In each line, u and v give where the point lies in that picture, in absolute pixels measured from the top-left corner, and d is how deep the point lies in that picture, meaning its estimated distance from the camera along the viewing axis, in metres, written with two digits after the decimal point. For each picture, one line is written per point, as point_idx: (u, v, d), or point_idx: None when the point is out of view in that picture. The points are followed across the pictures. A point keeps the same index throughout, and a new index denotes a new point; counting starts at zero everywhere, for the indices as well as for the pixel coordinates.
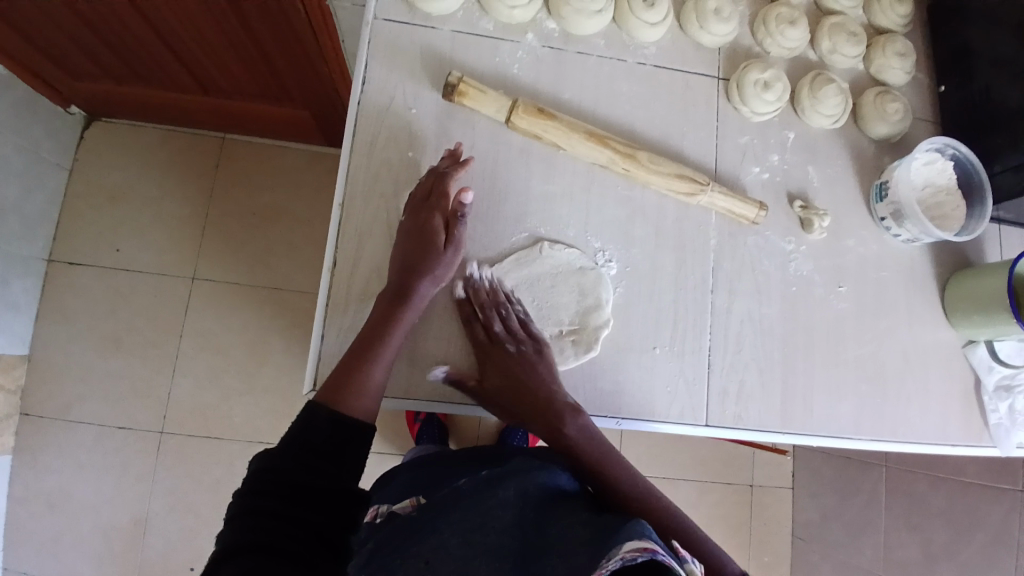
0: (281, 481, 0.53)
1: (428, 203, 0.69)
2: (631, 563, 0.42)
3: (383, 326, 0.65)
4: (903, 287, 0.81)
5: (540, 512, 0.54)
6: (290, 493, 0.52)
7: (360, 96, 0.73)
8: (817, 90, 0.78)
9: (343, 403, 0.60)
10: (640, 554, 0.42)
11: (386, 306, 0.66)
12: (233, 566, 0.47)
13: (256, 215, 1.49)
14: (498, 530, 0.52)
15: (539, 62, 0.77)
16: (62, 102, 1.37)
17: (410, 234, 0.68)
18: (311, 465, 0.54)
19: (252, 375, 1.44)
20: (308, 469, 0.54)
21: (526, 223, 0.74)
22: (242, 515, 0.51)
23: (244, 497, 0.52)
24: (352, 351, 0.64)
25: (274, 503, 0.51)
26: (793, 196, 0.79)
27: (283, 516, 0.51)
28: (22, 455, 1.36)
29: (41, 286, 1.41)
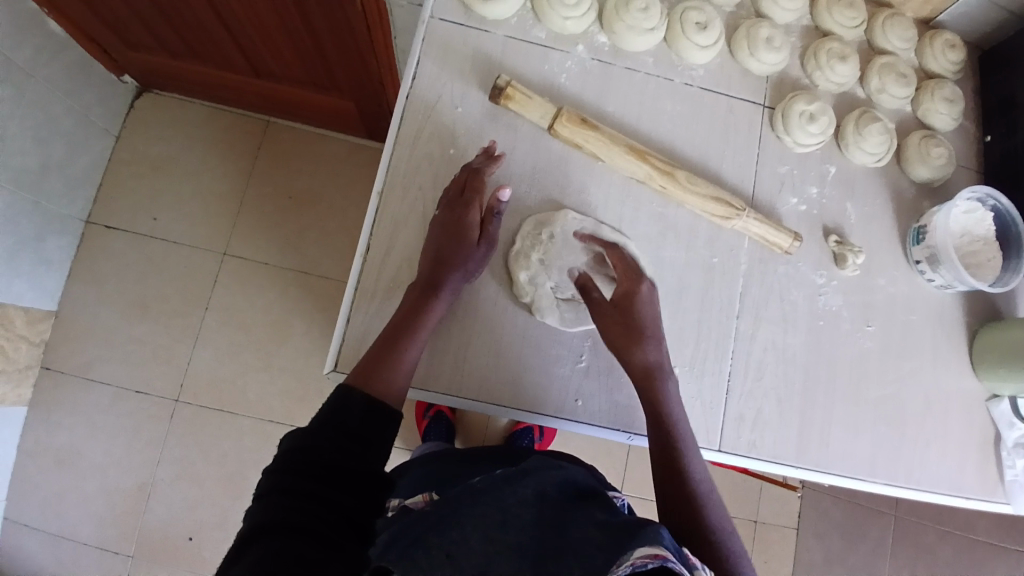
0: (312, 460, 0.54)
1: (461, 197, 0.70)
2: (640, 569, 0.43)
3: (414, 315, 0.66)
4: (931, 332, 0.80)
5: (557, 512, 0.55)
6: (323, 473, 0.53)
7: (409, 89, 0.75)
8: (862, 127, 0.78)
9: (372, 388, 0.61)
10: (651, 560, 0.43)
11: (418, 296, 0.67)
12: (265, 543, 0.47)
13: (290, 198, 1.51)
14: (519, 528, 0.53)
15: (587, 74, 0.78)
16: (116, 70, 1.42)
17: (444, 227, 0.69)
18: (344, 447, 0.55)
19: (269, 354, 1.46)
20: (341, 450, 0.55)
21: None
22: (275, 492, 0.51)
23: (277, 475, 0.53)
24: (382, 338, 0.65)
25: (307, 482, 0.52)
26: (828, 230, 0.79)
27: (315, 493, 0.52)
28: (39, 407, 1.40)
29: (76, 246, 1.45)
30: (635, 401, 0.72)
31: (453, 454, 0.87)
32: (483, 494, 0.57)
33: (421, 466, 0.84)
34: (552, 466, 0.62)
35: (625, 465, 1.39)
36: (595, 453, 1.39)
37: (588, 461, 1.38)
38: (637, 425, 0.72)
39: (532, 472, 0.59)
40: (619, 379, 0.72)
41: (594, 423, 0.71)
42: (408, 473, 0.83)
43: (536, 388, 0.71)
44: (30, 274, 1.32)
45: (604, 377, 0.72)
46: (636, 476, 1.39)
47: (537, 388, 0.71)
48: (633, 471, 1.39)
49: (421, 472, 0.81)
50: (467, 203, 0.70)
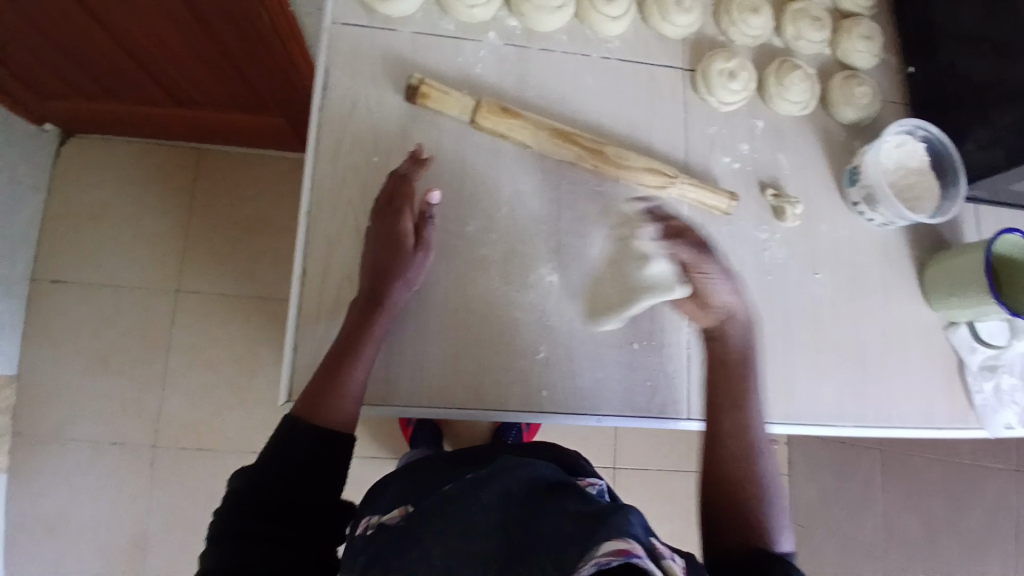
0: (262, 497, 0.55)
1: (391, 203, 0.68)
2: (604, 566, 0.45)
3: (356, 335, 0.64)
4: (880, 270, 0.81)
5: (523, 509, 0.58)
6: (275, 510, 0.55)
7: (322, 101, 0.72)
8: (784, 77, 0.78)
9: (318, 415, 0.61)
10: (614, 558, 0.45)
11: (359, 314, 0.65)
12: None
13: (239, 225, 1.48)
14: (484, 534, 0.54)
15: (503, 61, 0.76)
16: (35, 121, 1.36)
17: (378, 239, 0.67)
18: (293, 481, 0.57)
19: (243, 387, 1.43)
20: (290, 485, 0.57)
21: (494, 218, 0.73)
22: (227, 536, 0.53)
23: (228, 515, 0.55)
24: (326, 363, 0.64)
25: (259, 523, 0.54)
26: (764, 185, 0.79)
27: (268, 530, 0.54)
28: (11, 479, 1.35)
29: (24, 308, 1.40)
30: (599, 383, 0.72)
31: (430, 461, 0.87)
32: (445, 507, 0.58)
33: (403, 477, 0.83)
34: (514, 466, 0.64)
35: (614, 442, 1.40)
36: (583, 435, 1.40)
37: (576, 443, 1.39)
38: (604, 407, 0.71)
39: (497, 477, 0.61)
40: (579, 364, 0.72)
41: (561, 412, 0.71)
42: (385, 489, 0.82)
43: (496, 387, 0.70)
44: None
45: (565, 365, 0.72)
46: (626, 450, 1.40)
47: (497, 387, 0.70)
48: (622, 446, 1.40)
49: (397, 486, 0.80)
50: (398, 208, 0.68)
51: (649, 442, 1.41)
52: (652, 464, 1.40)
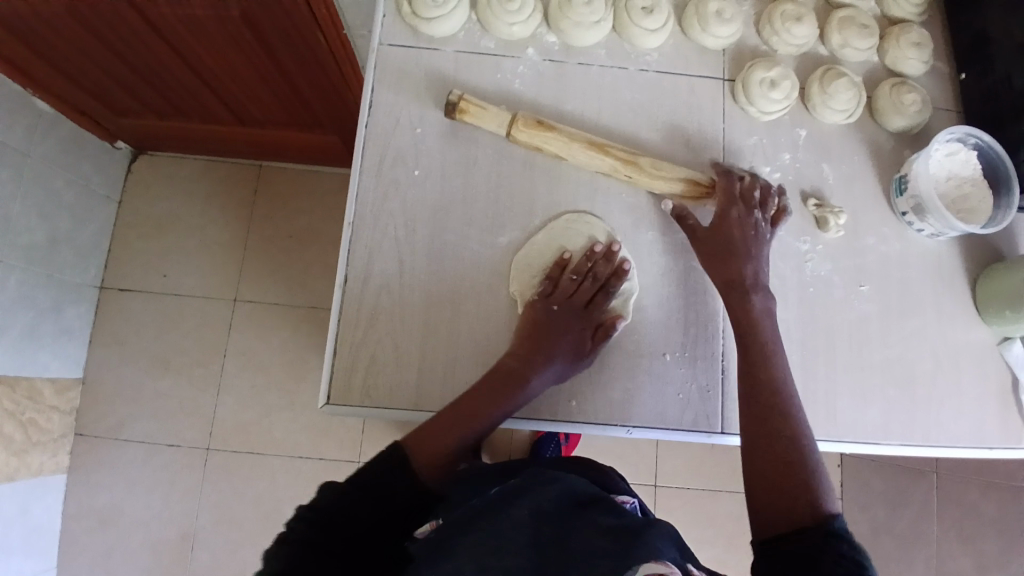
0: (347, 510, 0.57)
1: (590, 310, 0.72)
2: None
3: (491, 393, 0.67)
4: (930, 284, 0.77)
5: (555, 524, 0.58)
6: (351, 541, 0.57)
7: (369, 117, 0.76)
8: (827, 85, 0.77)
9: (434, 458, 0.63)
10: None
11: (500, 377, 0.68)
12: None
13: (292, 238, 1.55)
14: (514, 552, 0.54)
15: (541, 77, 0.78)
16: (109, 138, 1.47)
17: (541, 322, 0.70)
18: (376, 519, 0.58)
19: (292, 392, 1.49)
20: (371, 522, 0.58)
21: (528, 228, 0.75)
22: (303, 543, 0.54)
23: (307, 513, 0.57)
24: (456, 406, 0.67)
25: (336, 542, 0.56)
26: (807, 195, 0.77)
27: (340, 553, 0.55)
28: (77, 472, 1.44)
29: (95, 311, 1.51)
30: (630, 394, 0.71)
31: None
32: (474, 521, 0.58)
33: None
34: (546, 479, 0.63)
35: (655, 457, 1.38)
36: (623, 450, 1.38)
37: (617, 459, 1.37)
38: (635, 418, 0.71)
39: (532, 488, 0.62)
40: (610, 374, 0.72)
41: (591, 421, 0.70)
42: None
43: None
44: (52, 345, 1.37)
45: (597, 374, 0.72)
46: (668, 467, 1.38)
47: None
48: (662, 463, 1.38)
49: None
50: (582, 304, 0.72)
51: (691, 459, 1.38)
52: (694, 482, 1.37)
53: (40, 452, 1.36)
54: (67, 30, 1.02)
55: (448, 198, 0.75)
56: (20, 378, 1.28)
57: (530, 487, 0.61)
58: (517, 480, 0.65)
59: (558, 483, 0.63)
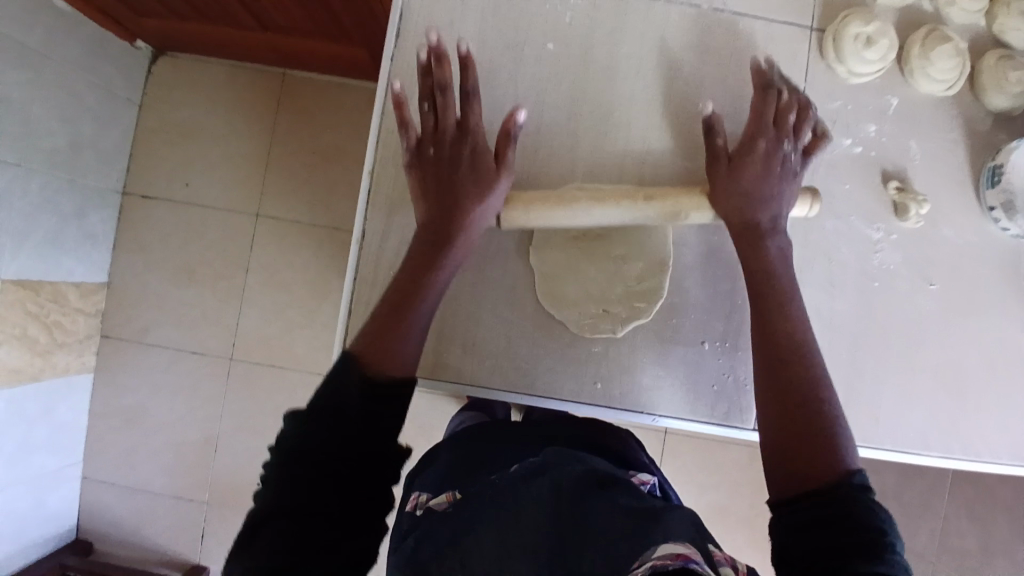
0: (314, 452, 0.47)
1: (450, 130, 0.59)
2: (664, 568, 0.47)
3: (420, 272, 0.58)
4: (1006, 284, 0.69)
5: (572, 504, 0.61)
6: (326, 460, 0.47)
7: (395, 49, 0.67)
8: (930, 49, 0.65)
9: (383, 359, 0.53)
10: (672, 560, 0.47)
11: (416, 263, 0.59)
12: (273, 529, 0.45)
13: (315, 154, 1.48)
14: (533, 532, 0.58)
15: (595, 11, 0.67)
16: (128, 38, 1.38)
17: (421, 179, 0.60)
18: (340, 433, 0.48)
19: (312, 312, 1.49)
20: (341, 441, 0.48)
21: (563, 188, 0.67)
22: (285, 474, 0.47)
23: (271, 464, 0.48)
24: (384, 301, 0.57)
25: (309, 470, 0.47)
26: (888, 175, 0.68)
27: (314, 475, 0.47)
28: (104, 372, 1.49)
29: (118, 217, 1.49)
30: (659, 381, 0.66)
31: (481, 430, 0.86)
32: (498, 495, 0.63)
33: (449, 447, 0.84)
34: (570, 460, 0.69)
35: None
36: None
37: None
38: (662, 407, 0.66)
39: (549, 468, 0.66)
40: (641, 359, 0.66)
41: (616, 407, 0.66)
42: (434, 461, 0.82)
43: (550, 374, 0.66)
44: (76, 249, 1.37)
45: (627, 357, 0.66)
46: None
47: (551, 374, 0.66)
48: None
49: (448, 456, 0.81)
50: (458, 127, 0.60)
51: None
52: None
53: (65, 353, 1.39)
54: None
55: None
56: (44, 282, 1.29)
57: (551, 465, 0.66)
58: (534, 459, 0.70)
59: (579, 464, 0.69)
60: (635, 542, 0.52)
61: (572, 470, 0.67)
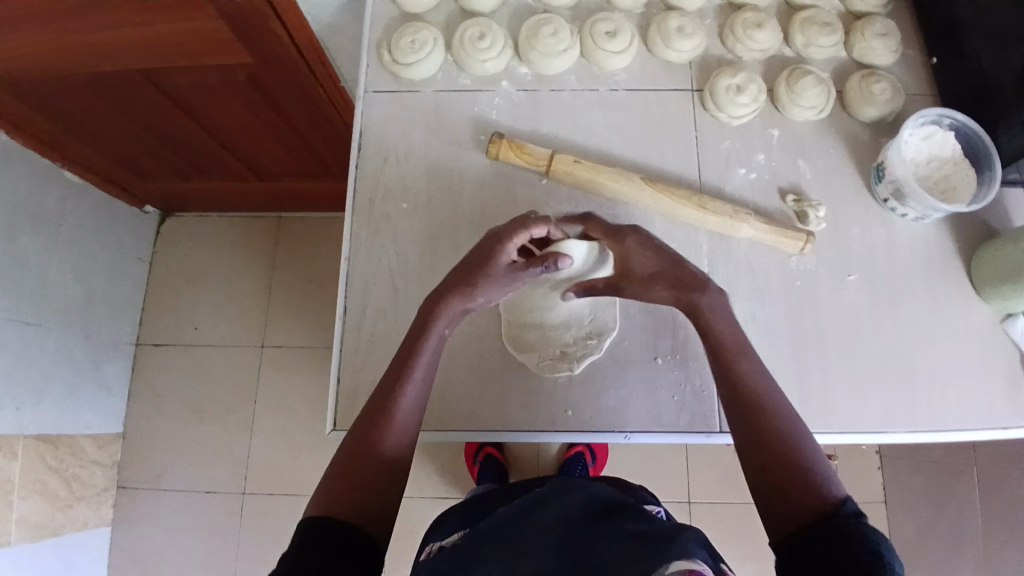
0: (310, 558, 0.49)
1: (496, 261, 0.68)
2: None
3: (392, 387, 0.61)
4: (921, 267, 0.78)
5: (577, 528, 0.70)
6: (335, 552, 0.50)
7: (358, 159, 0.81)
8: (794, 84, 0.79)
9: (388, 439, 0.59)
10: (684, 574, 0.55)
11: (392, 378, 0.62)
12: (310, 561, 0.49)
13: (313, 281, 1.61)
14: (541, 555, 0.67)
15: (517, 105, 0.82)
16: (137, 203, 1.56)
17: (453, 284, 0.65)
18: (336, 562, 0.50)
19: (320, 431, 1.52)
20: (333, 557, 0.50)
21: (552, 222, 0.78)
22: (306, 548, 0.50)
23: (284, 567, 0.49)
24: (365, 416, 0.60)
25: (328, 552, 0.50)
26: (785, 192, 0.79)
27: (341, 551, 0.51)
28: (120, 524, 1.48)
29: (132, 367, 1.58)
30: (624, 400, 0.73)
31: (492, 497, 0.94)
32: (510, 530, 0.71)
33: (460, 514, 0.91)
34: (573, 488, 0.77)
35: (685, 473, 1.40)
36: (651, 467, 1.40)
37: (643, 478, 1.40)
38: (632, 424, 0.72)
39: (552, 501, 0.74)
40: (604, 380, 0.73)
41: (588, 430, 0.72)
42: (447, 523, 0.90)
43: (522, 409, 0.73)
44: (92, 401, 1.44)
45: (590, 384, 0.73)
46: (699, 483, 1.39)
47: (524, 409, 0.73)
48: (694, 478, 1.40)
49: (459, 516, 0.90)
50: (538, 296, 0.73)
51: (723, 473, 1.39)
52: (727, 495, 1.38)
53: (84, 507, 1.41)
54: (86, 100, 1.10)
55: (436, 226, 0.79)
56: (62, 436, 1.35)
57: (554, 499, 0.75)
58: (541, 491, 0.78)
59: (582, 491, 0.76)
60: (646, 566, 0.59)
61: (575, 500, 0.74)
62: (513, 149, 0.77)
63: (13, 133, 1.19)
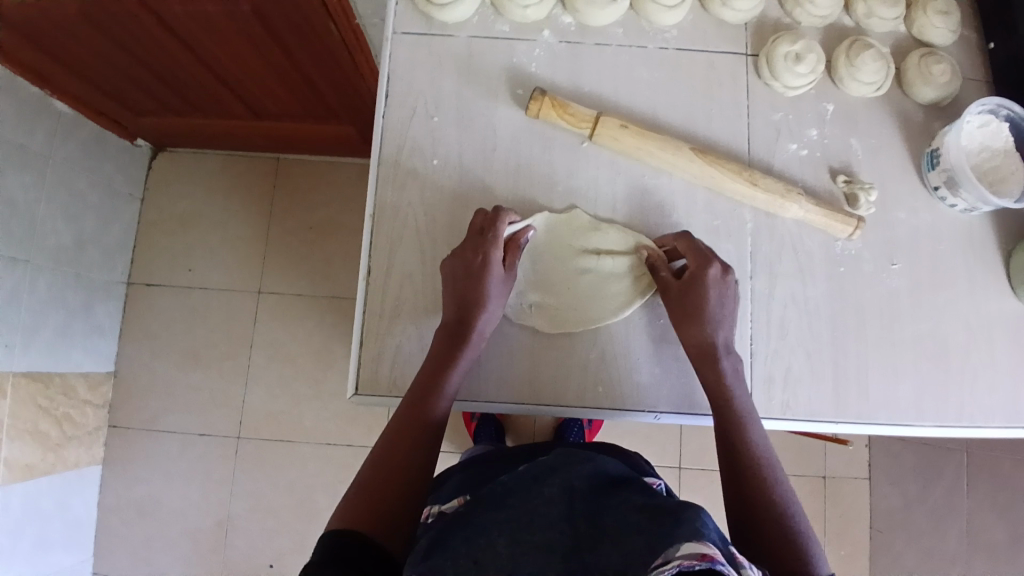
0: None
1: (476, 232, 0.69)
2: (687, 569, 0.45)
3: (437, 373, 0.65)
4: (964, 258, 0.75)
5: (586, 502, 0.61)
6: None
7: (384, 108, 0.75)
8: (854, 57, 0.74)
9: (435, 407, 0.64)
10: (699, 562, 0.45)
11: (437, 362, 0.66)
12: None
13: (312, 228, 1.55)
14: (546, 526, 0.57)
15: (557, 59, 0.76)
16: (129, 137, 1.47)
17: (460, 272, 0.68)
18: None
19: (317, 381, 1.50)
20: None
21: (597, 190, 0.74)
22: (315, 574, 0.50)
23: None
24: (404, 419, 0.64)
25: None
26: (835, 171, 0.75)
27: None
28: (113, 464, 1.47)
29: (123, 307, 1.52)
30: (657, 379, 0.71)
31: (494, 455, 0.90)
32: (512, 496, 0.62)
33: (461, 470, 0.87)
34: (580, 458, 0.67)
35: (680, 438, 1.39)
36: (647, 432, 1.40)
37: (639, 443, 1.40)
38: (662, 405, 0.71)
39: (561, 468, 0.65)
40: (639, 359, 0.72)
41: (619, 408, 0.70)
42: (446, 481, 0.85)
43: (553, 384, 0.71)
44: (84, 342, 1.39)
45: (622, 361, 0.71)
46: (694, 449, 1.39)
47: (555, 384, 0.71)
48: (687, 444, 1.39)
49: (460, 477, 0.85)
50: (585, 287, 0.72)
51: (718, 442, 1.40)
52: None
53: (76, 447, 1.38)
54: (78, 25, 1.00)
55: (466, 186, 0.74)
56: (54, 376, 1.31)
57: (561, 465, 0.66)
58: (546, 458, 0.69)
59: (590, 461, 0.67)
60: (652, 541, 0.51)
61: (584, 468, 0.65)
62: (554, 108, 0.72)
63: (4, 62, 1.11)
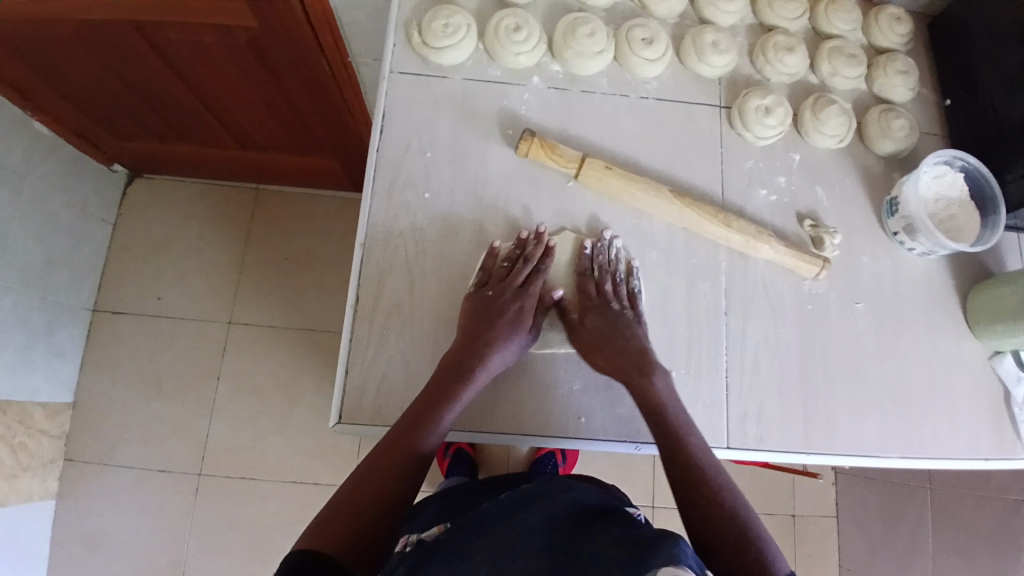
0: None
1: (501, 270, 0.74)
2: None
3: (435, 404, 0.66)
4: (921, 301, 0.81)
5: (565, 533, 0.61)
6: None
7: (379, 142, 0.77)
8: (819, 112, 0.81)
9: (427, 437, 0.64)
10: None
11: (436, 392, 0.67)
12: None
13: (289, 259, 1.54)
14: (527, 554, 0.59)
15: (546, 103, 0.81)
16: (106, 161, 1.46)
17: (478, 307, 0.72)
18: None
19: (287, 415, 1.46)
20: None
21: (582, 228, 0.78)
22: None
23: None
24: (392, 445, 0.63)
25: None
26: (802, 216, 0.81)
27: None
28: (66, 498, 1.39)
29: (87, 334, 1.47)
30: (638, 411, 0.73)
31: (471, 484, 0.89)
32: (493, 528, 0.63)
33: (436, 498, 0.86)
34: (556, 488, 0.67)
35: (653, 476, 1.40)
36: (619, 470, 1.41)
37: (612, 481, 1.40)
38: (642, 435, 0.72)
39: (539, 499, 0.65)
40: (620, 391, 0.73)
41: (600, 438, 0.72)
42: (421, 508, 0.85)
43: (536, 415, 0.72)
44: (44, 368, 1.34)
45: (605, 392, 0.73)
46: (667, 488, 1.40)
47: (537, 415, 0.72)
48: (660, 483, 1.40)
49: (435, 508, 0.83)
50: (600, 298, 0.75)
51: None
52: None
53: (28, 478, 1.31)
54: (68, 44, 1.01)
55: (457, 219, 0.76)
56: (10, 402, 1.25)
57: (539, 495, 0.66)
58: (524, 488, 0.68)
59: (568, 491, 0.67)
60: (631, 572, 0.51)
61: (562, 500, 0.65)
62: (543, 149, 0.75)
63: None
